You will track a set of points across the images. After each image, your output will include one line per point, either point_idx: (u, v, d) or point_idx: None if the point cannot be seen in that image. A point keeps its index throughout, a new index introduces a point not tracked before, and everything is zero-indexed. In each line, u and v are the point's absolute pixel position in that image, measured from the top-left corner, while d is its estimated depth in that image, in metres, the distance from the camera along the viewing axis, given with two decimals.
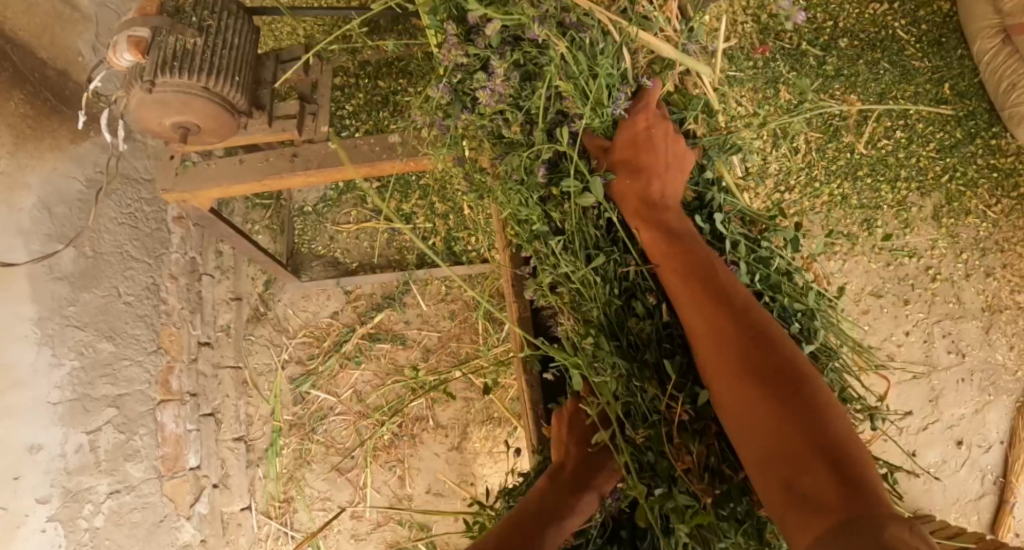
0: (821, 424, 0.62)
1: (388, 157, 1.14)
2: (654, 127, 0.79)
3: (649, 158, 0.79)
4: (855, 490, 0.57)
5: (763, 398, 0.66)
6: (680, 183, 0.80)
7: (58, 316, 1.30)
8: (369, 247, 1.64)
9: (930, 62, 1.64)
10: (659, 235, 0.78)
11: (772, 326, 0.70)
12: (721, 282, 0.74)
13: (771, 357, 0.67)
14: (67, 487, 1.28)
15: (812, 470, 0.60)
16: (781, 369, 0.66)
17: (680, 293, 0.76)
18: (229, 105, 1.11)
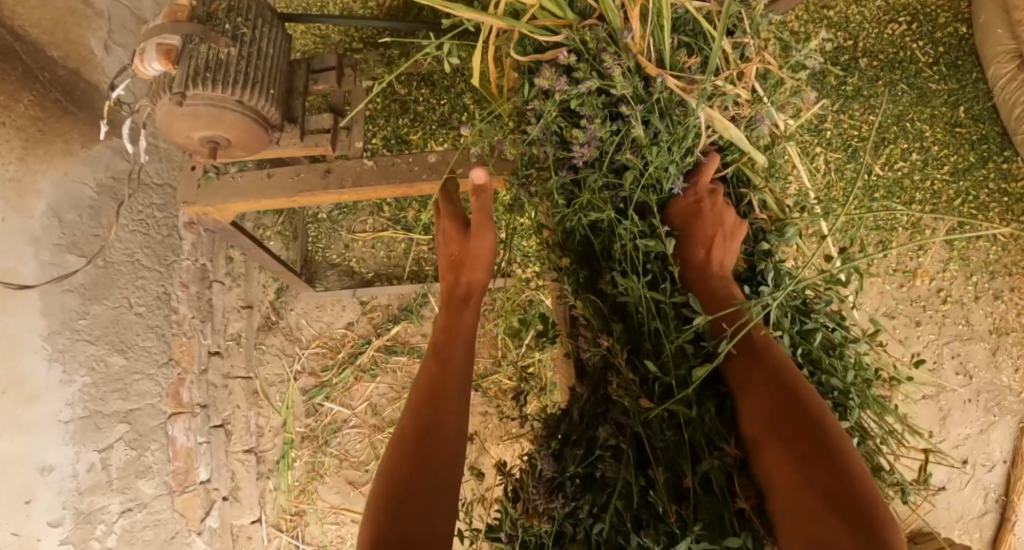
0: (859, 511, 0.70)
1: (428, 178, 1.09)
2: (704, 201, 0.95)
3: (703, 220, 0.95)
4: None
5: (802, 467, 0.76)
6: (731, 250, 0.96)
7: (68, 330, 1.25)
8: (385, 256, 1.59)
9: (946, 85, 1.65)
10: (704, 293, 0.94)
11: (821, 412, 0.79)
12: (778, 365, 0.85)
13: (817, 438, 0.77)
14: (79, 507, 1.24)
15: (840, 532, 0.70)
16: (821, 447, 0.76)
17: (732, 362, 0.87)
18: (263, 120, 1.03)
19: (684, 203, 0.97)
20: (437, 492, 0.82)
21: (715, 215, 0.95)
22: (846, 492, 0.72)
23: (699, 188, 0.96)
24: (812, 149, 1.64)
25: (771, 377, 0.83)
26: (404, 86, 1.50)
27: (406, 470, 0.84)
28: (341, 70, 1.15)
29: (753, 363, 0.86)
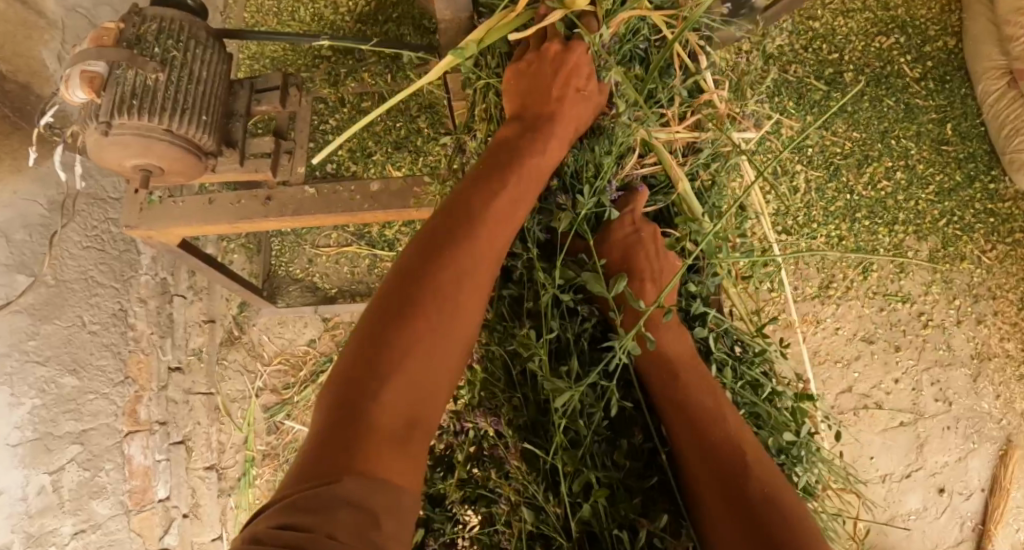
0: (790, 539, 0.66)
1: (371, 208, 1.05)
2: (642, 232, 0.85)
3: (637, 256, 0.85)
4: None
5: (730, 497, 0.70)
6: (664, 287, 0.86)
7: (17, 351, 1.23)
8: (348, 272, 1.54)
9: (933, 102, 1.58)
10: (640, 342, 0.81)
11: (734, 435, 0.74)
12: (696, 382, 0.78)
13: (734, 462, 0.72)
14: (29, 531, 1.23)
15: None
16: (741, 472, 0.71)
17: (696, 463, 0.74)
18: (195, 146, 1.00)
19: (613, 239, 0.85)
20: (447, 359, 0.68)
21: (653, 249, 0.85)
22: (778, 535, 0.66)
23: (628, 218, 0.86)
24: (793, 166, 1.59)
25: (689, 399, 0.77)
26: (367, 100, 1.47)
27: (419, 325, 0.66)
28: (286, 91, 1.13)
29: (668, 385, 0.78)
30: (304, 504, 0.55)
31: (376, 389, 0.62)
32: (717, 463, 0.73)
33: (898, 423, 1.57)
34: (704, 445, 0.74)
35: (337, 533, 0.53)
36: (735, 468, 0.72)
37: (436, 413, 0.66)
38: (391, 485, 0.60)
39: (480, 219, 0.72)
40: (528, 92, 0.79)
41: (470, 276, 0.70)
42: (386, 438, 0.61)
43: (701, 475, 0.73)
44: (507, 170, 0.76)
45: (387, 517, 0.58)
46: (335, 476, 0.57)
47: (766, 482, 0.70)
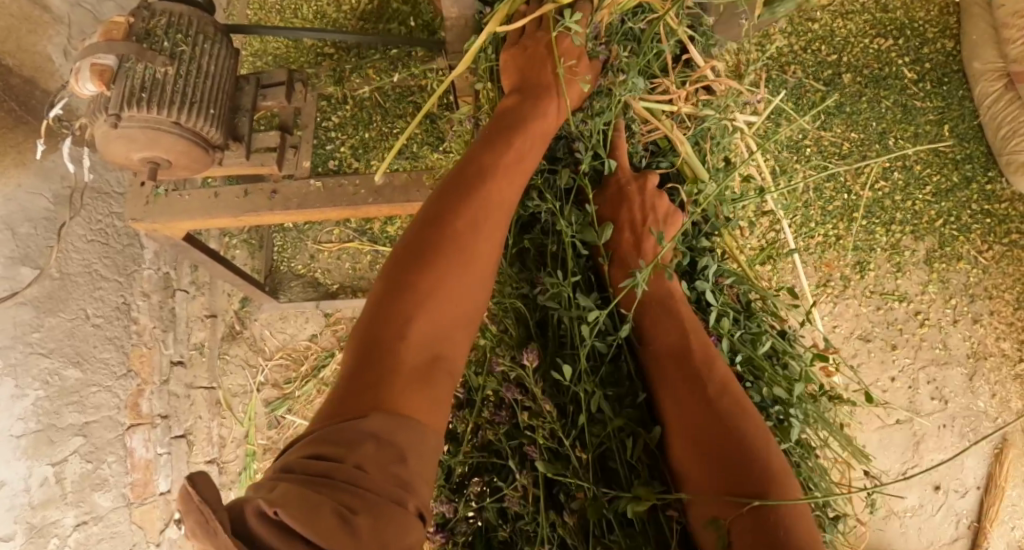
0: (749, 453, 0.72)
1: (374, 202, 1.07)
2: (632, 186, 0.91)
3: (629, 201, 0.91)
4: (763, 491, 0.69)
5: (699, 417, 0.76)
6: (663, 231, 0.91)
7: (21, 343, 1.23)
8: (350, 267, 1.55)
9: (931, 103, 1.60)
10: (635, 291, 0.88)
11: (710, 365, 0.80)
12: (679, 319, 0.84)
13: (704, 387, 0.78)
14: (32, 523, 1.23)
15: (735, 472, 0.71)
16: (713, 396, 0.77)
17: (671, 387, 0.80)
18: (203, 140, 1.01)
19: (609, 190, 0.92)
20: (465, 306, 0.72)
21: (643, 202, 0.91)
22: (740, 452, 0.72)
23: (624, 171, 0.93)
24: (791, 166, 1.60)
25: (671, 334, 0.83)
26: (369, 98, 1.48)
27: (437, 275, 0.70)
28: (291, 86, 1.14)
29: (652, 321, 0.85)
30: (329, 438, 0.59)
31: (398, 332, 0.66)
32: (687, 404, 0.78)
33: (895, 422, 1.58)
34: (679, 372, 0.80)
35: (364, 462, 0.57)
36: (706, 392, 0.77)
37: (457, 356, 0.70)
38: (415, 419, 0.64)
39: (488, 181, 0.76)
40: (526, 64, 0.85)
41: (486, 229, 0.74)
42: (409, 378, 0.65)
43: (675, 417, 0.78)
44: (511, 139, 0.79)
45: (412, 451, 0.61)
46: (362, 412, 0.61)
47: (732, 420, 0.75)
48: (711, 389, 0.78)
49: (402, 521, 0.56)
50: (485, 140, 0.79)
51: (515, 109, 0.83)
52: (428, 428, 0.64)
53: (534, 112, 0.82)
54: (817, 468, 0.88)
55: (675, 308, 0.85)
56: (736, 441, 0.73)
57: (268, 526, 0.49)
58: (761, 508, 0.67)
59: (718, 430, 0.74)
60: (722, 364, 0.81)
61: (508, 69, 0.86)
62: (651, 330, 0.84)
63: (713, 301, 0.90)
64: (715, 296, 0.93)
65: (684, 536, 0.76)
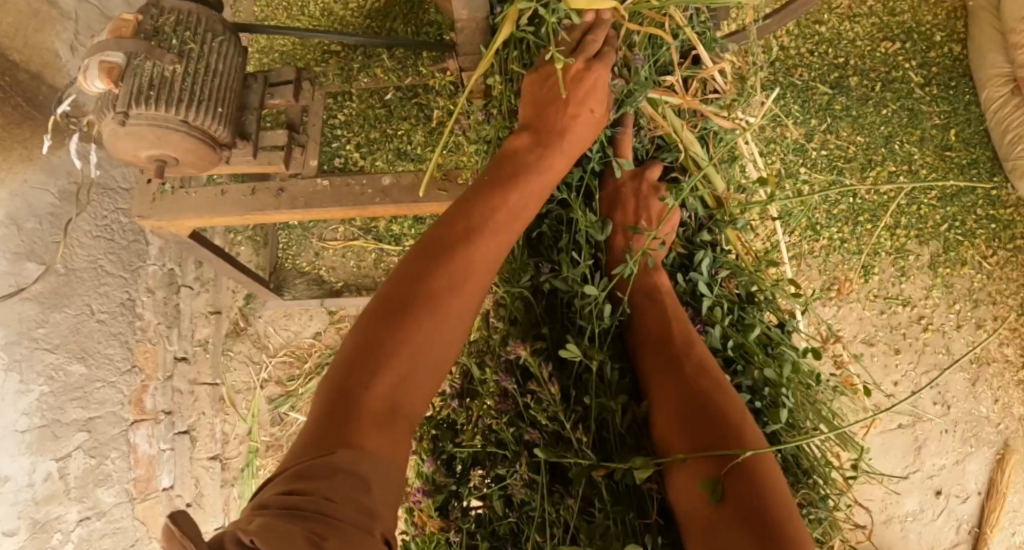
0: (729, 422, 0.74)
1: (381, 202, 1.06)
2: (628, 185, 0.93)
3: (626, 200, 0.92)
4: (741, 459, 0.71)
5: (681, 388, 0.78)
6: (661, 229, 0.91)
7: (26, 339, 1.24)
8: (355, 266, 1.55)
9: (938, 108, 1.59)
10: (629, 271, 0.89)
11: (694, 343, 0.82)
12: (665, 301, 0.86)
13: (687, 361, 0.80)
14: (35, 518, 1.23)
15: (715, 440, 0.73)
16: (696, 370, 0.79)
17: (655, 361, 0.82)
18: (211, 139, 1.01)
19: (608, 186, 0.94)
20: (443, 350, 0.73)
21: (639, 201, 0.92)
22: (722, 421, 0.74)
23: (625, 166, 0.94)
24: (797, 169, 1.60)
25: (660, 313, 0.85)
26: (376, 97, 1.48)
27: (416, 325, 0.70)
28: (299, 84, 1.14)
29: (644, 300, 0.87)
30: (299, 473, 0.60)
31: (370, 378, 0.67)
32: (667, 385, 0.79)
33: (898, 427, 1.58)
34: (664, 348, 0.82)
35: (333, 495, 0.59)
36: (688, 366, 0.80)
37: (420, 404, 0.71)
38: (380, 461, 0.65)
39: (476, 234, 0.76)
40: (544, 107, 0.84)
41: (470, 273, 0.74)
42: (380, 418, 0.66)
43: (659, 388, 0.80)
44: (506, 190, 0.79)
45: (376, 487, 0.63)
46: (332, 449, 0.62)
47: (709, 399, 0.76)
48: (687, 370, 0.79)
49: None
50: (479, 189, 0.79)
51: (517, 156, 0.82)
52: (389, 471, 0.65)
53: (533, 164, 0.81)
54: (820, 473, 0.88)
55: (662, 290, 0.87)
56: (712, 417, 0.75)
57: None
58: (740, 480, 0.69)
59: (696, 410, 0.76)
60: (699, 343, 0.82)
61: (529, 109, 0.85)
62: (641, 308, 0.86)
63: (708, 292, 0.92)
64: (711, 287, 0.94)
65: (663, 507, 0.78)
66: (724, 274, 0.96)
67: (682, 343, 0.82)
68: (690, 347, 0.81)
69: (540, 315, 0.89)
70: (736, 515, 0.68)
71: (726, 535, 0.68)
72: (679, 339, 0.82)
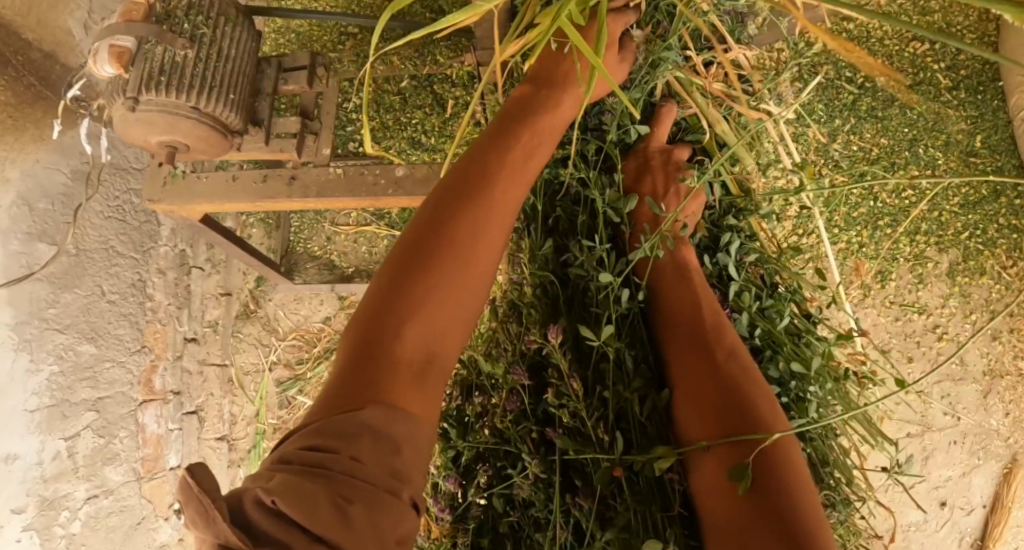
0: (758, 421, 0.72)
1: (395, 194, 1.04)
2: (652, 161, 0.93)
3: (650, 175, 0.93)
4: (770, 462, 0.69)
5: (711, 383, 0.76)
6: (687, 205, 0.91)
7: (37, 319, 1.25)
8: (367, 251, 1.52)
9: (965, 112, 1.55)
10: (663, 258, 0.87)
11: (726, 336, 0.80)
12: (699, 290, 0.84)
13: (718, 355, 0.78)
14: (43, 495, 1.26)
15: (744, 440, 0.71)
16: (726, 364, 0.77)
17: (684, 353, 0.80)
18: (223, 126, 1.00)
19: (633, 162, 0.94)
20: (462, 309, 0.72)
21: (664, 178, 0.92)
22: (750, 420, 0.72)
23: (654, 144, 0.94)
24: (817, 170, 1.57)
25: (693, 303, 0.82)
26: (393, 83, 1.46)
27: (439, 273, 0.70)
28: (314, 70, 1.11)
29: (677, 289, 0.84)
30: (326, 429, 0.60)
31: (395, 329, 0.66)
32: (695, 372, 0.78)
33: (906, 438, 1.57)
34: (696, 340, 0.80)
35: (360, 454, 0.59)
36: (719, 360, 0.78)
37: (450, 355, 0.71)
38: (410, 414, 0.64)
39: (494, 180, 0.75)
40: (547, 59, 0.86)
41: (491, 220, 0.74)
42: (403, 376, 0.65)
43: (687, 382, 0.79)
44: (519, 137, 0.79)
45: (408, 445, 0.63)
46: (360, 405, 0.62)
47: (738, 389, 0.75)
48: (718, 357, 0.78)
49: (396, 512, 0.58)
50: (494, 137, 0.79)
51: (528, 104, 0.82)
52: (421, 425, 0.65)
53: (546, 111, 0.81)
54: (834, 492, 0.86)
55: (696, 279, 0.85)
56: (741, 410, 0.73)
57: (265, 513, 0.51)
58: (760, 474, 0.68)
59: (726, 405, 0.74)
60: (729, 329, 0.81)
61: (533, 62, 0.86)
62: (675, 297, 0.84)
63: (735, 275, 0.90)
64: (740, 272, 0.93)
65: (684, 497, 0.78)
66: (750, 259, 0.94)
67: (714, 337, 0.79)
68: (722, 340, 0.79)
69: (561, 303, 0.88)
70: (755, 508, 0.67)
71: (742, 529, 0.67)
72: (710, 331, 0.80)
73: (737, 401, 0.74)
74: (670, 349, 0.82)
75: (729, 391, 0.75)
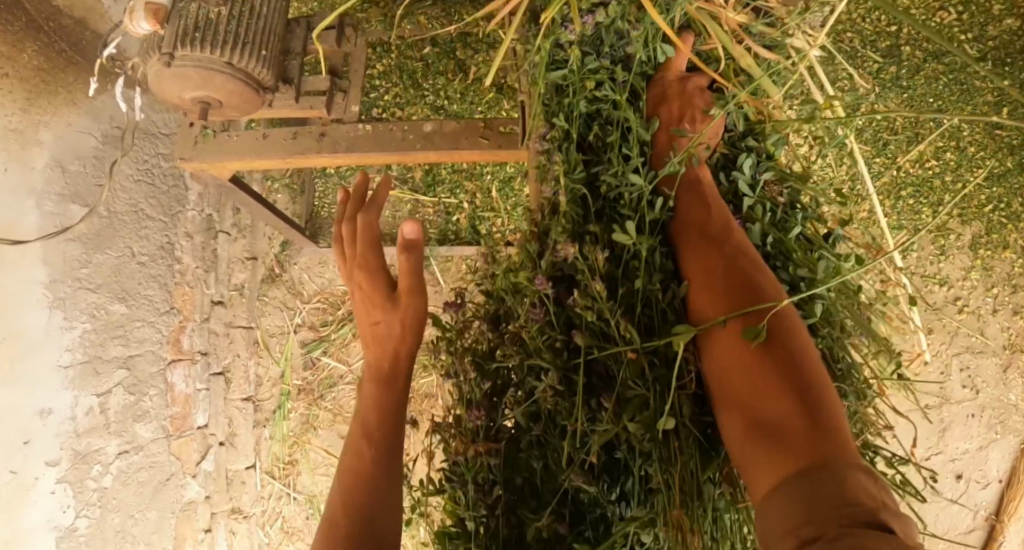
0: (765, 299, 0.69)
1: (423, 148, 1.06)
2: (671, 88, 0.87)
3: (668, 103, 0.87)
4: (781, 337, 0.66)
5: (719, 273, 0.73)
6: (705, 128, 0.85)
7: (69, 279, 1.27)
8: (390, 216, 1.56)
9: (992, 84, 1.53)
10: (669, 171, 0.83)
11: (737, 232, 0.76)
12: (706, 191, 0.80)
13: (729, 247, 0.74)
14: (76, 449, 1.28)
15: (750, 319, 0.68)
16: (735, 253, 0.74)
17: (694, 249, 0.76)
18: (255, 82, 1.02)
19: (653, 88, 0.88)
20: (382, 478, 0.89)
21: (682, 103, 0.86)
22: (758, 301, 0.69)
23: (669, 74, 0.88)
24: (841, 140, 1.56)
25: (702, 203, 0.78)
26: (415, 50, 1.47)
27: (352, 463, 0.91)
28: (342, 30, 1.15)
29: (687, 190, 0.80)
30: None
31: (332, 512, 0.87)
32: (706, 267, 0.74)
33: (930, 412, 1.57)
34: (707, 235, 0.76)
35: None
36: (729, 251, 0.74)
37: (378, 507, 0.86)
38: None
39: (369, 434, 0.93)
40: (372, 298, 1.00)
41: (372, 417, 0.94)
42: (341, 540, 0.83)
43: (697, 277, 0.75)
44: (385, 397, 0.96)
45: None
46: None
47: (746, 281, 0.71)
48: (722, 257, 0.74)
49: None
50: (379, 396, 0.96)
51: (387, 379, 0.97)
52: None
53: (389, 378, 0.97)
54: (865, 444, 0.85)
55: (701, 180, 0.81)
56: (748, 293, 0.70)
57: None
58: (772, 339, 0.66)
59: (736, 291, 0.71)
60: (740, 232, 0.77)
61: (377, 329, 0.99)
62: (686, 200, 0.79)
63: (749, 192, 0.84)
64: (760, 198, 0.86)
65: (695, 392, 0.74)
66: (768, 178, 0.87)
67: (724, 232, 0.75)
68: (730, 233, 0.76)
69: (586, 208, 0.80)
70: (770, 375, 0.65)
71: (751, 393, 0.65)
72: (721, 226, 0.76)
73: (746, 285, 0.70)
74: (681, 250, 0.78)
75: (737, 277, 0.72)
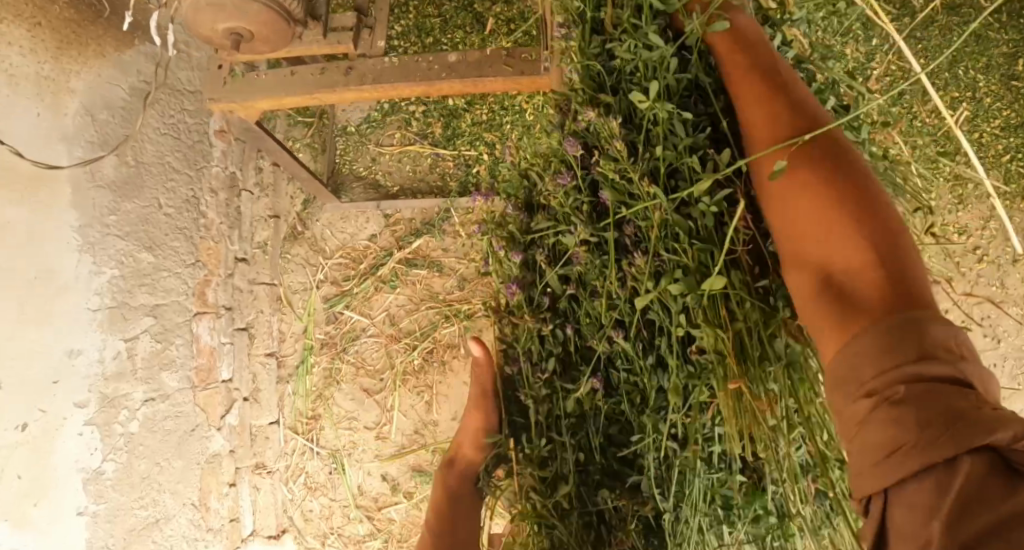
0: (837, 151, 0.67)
1: (447, 77, 1.11)
2: None
3: None
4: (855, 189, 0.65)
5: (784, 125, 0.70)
6: None
7: (99, 224, 1.26)
8: (411, 171, 1.58)
9: (1008, 36, 1.54)
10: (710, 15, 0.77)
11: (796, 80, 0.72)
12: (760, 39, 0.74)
13: (794, 96, 0.71)
14: (104, 393, 1.28)
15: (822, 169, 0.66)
16: (799, 102, 0.70)
17: (751, 102, 0.73)
18: (286, 14, 1.05)
19: None
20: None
21: None
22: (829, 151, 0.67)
23: None
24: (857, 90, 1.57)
25: (759, 52, 0.73)
26: (433, 6, 1.49)
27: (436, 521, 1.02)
28: None
29: (738, 36, 0.75)
30: None
31: None
32: (764, 117, 0.71)
33: None
34: (766, 85, 0.72)
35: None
36: (794, 102, 0.70)
37: None
38: None
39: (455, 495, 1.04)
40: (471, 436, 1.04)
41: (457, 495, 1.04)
42: None
43: (757, 130, 0.72)
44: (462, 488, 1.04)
45: None
46: None
47: (806, 122, 0.69)
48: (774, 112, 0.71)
49: None
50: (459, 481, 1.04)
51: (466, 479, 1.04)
52: None
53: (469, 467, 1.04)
54: None
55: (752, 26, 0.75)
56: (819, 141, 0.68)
57: None
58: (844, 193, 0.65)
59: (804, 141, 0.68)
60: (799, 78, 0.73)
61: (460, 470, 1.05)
62: (736, 51, 0.74)
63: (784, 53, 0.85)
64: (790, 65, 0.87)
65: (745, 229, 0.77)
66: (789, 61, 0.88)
67: (783, 80, 0.71)
68: (790, 82, 0.72)
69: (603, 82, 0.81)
70: (842, 229, 0.64)
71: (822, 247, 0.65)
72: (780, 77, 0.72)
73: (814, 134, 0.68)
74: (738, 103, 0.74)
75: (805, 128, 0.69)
